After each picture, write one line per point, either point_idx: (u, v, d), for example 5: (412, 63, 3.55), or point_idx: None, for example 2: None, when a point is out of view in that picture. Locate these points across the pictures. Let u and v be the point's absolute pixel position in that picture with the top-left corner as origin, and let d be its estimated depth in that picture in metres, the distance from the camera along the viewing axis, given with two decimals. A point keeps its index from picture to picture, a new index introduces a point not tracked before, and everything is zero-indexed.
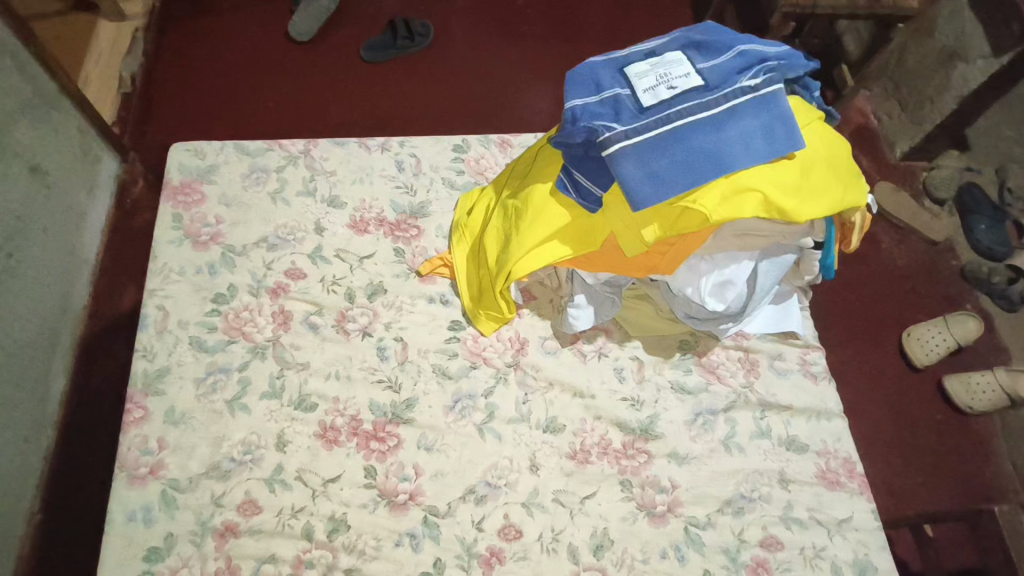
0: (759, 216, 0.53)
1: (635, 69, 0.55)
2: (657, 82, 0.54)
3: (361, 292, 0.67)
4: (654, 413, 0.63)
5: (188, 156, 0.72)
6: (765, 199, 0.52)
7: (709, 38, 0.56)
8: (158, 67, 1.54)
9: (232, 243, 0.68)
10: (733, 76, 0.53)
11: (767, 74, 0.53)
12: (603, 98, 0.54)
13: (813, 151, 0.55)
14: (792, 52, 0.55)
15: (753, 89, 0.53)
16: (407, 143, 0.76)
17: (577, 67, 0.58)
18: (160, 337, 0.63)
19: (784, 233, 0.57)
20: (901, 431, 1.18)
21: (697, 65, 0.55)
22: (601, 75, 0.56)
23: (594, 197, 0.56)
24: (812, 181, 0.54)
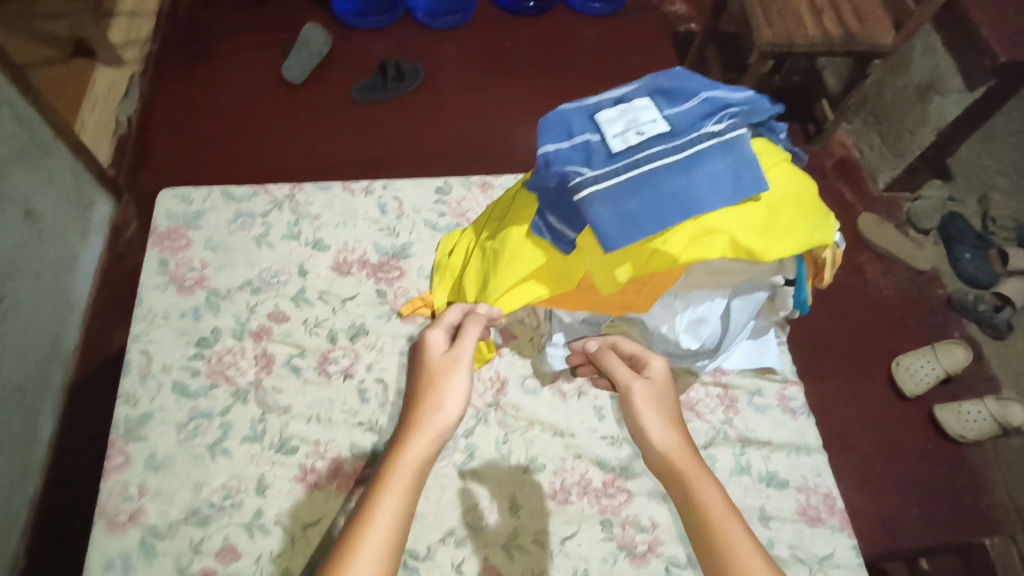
0: (728, 257, 0.54)
1: (604, 115, 0.57)
2: (626, 128, 0.56)
3: (343, 333, 0.67)
4: (633, 451, 0.63)
5: (177, 202, 0.73)
6: (734, 241, 0.53)
7: (677, 85, 0.58)
8: (153, 112, 1.62)
9: (216, 286, 0.69)
10: (699, 122, 0.55)
11: (731, 119, 0.55)
12: (575, 144, 0.56)
13: (779, 192, 0.56)
14: (754, 99, 0.58)
15: (717, 134, 0.55)
16: (390, 185, 0.77)
17: (550, 113, 0.60)
18: (143, 382, 0.63)
19: (754, 273, 0.58)
20: (893, 463, 1.28)
21: (664, 111, 0.56)
22: (573, 121, 0.58)
23: (568, 239, 0.57)
24: (779, 221, 0.55)
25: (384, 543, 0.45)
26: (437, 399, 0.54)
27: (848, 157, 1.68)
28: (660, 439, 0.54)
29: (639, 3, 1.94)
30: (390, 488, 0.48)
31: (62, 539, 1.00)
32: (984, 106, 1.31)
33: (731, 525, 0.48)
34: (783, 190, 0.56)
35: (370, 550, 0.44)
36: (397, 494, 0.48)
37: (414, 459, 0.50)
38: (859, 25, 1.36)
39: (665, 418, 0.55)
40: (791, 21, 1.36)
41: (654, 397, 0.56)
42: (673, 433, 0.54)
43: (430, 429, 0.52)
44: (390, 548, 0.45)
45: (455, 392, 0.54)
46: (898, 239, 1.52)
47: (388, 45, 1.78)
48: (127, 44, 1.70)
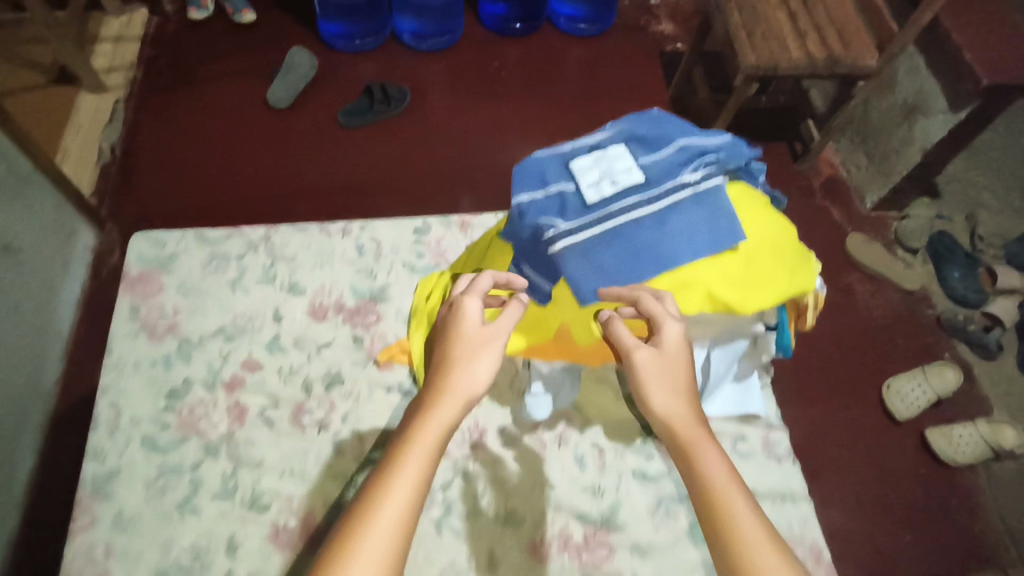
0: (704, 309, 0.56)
1: (579, 163, 0.60)
2: (601, 177, 0.59)
3: (317, 383, 0.72)
4: (615, 503, 0.68)
5: (149, 246, 0.78)
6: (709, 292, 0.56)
7: (651, 133, 0.61)
8: (137, 137, 1.60)
9: (187, 335, 0.74)
10: (676, 170, 0.58)
11: (706, 168, 0.58)
12: (550, 193, 0.60)
13: (754, 242, 0.57)
14: (732, 144, 0.61)
15: (693, 183, 0.57)
16: (367, 226, 0.82)
17: (529, 160, 0.63)
18: (112, 436, 0.68)
19: (731, 324, 0.61)
20: (885, 488, 1.28)
21: (640, 160, 0.60)
22: (550, 170, 0.61)
23: (544, 290, 0.62)
24: (754, 273, 0.56)
25: (399, 509, 0.48)
26: (462, 371, 0.56)
27: (836, 176, 1.67)
28: (668, 410, 0.52)
29: (626, 23, 1.95)
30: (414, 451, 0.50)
31: None
32: (968, 129, 1.31)
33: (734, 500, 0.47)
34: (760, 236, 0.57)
35: (386, 516, 0.47)
36: (420, 458, 0.50)
37: (438, 424, 0.52)
38: (843, 48, 1.36)
39: (674, 389, 0.53)
40: (775, 44, 1.36)
41: (662, 366, 0.53)
42: (681, 404, 0.52)
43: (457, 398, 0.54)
44: (406, 515, 0.47)
45: (483, 363, 0.56)
46: (888, 258, 1.52)
47: (374, 67, 1.78)
48: (109, 70, 1.70)
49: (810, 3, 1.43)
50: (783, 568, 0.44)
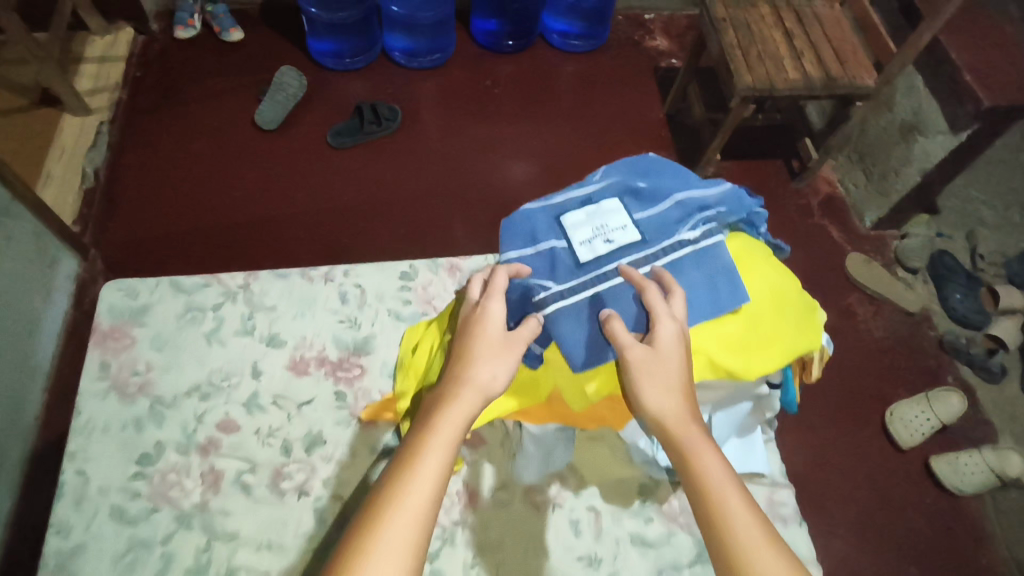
0: (709, 376, 0.65)
1: (571, 219, 0.73)
2: (594, 235, 0.72)
3: (297, 444, 0.77)
4: (612, 570, 0.72)
5: (120, 297, 0.83)
6: (713, 361, 0.64)
7: (645, 191, 0.73)
8: (122, 161, 1.57)
9: (159, 394, 0.78)
10: (673, 228, 0.70)
11: (706, 225, 0.70)
12: (539, 251, 0.73)
13: (758, 308, 0.65)
14: (728, 198, 0.72)
15: (692, 241, 0.69)
16: (351, 273, 0.89)
17: (523, 216, 0.76)
18: (77, 505, 0.71)
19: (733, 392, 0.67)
20: (890, 517, 1.25)
21: (633, 216, 0.72)
22: (543, 230, 0.74)
23: (536, 354, 0.69)
24: (759, 339, 0.64)
25: (430, 487, 0.54)
26: (482, 364, 0.63)
27: (834, 195, 1.65)
28: (660, 402, 0.60)
29: (620, 39, 1.93)
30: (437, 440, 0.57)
31: None
32: (969, 148, 1.29)
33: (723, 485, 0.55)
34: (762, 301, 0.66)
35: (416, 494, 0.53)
36: (443, 445, 0.57)
37: (458, 414, 0.59)
38: (840, 67, 1.35)
39: (665, 382, 0.60)
40: (771, 65, 1.35)
41: (652, 360, 0.61)
42: (672, 398, 0.59)
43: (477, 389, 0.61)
44: (433, 493, 0.54)
45: (498, 362, 0.63)
46: (888, 278, 1.49)
47: (365, 85, 1.75)
48: (94, 92, 1.65)
49: (806, 22, 1.43)
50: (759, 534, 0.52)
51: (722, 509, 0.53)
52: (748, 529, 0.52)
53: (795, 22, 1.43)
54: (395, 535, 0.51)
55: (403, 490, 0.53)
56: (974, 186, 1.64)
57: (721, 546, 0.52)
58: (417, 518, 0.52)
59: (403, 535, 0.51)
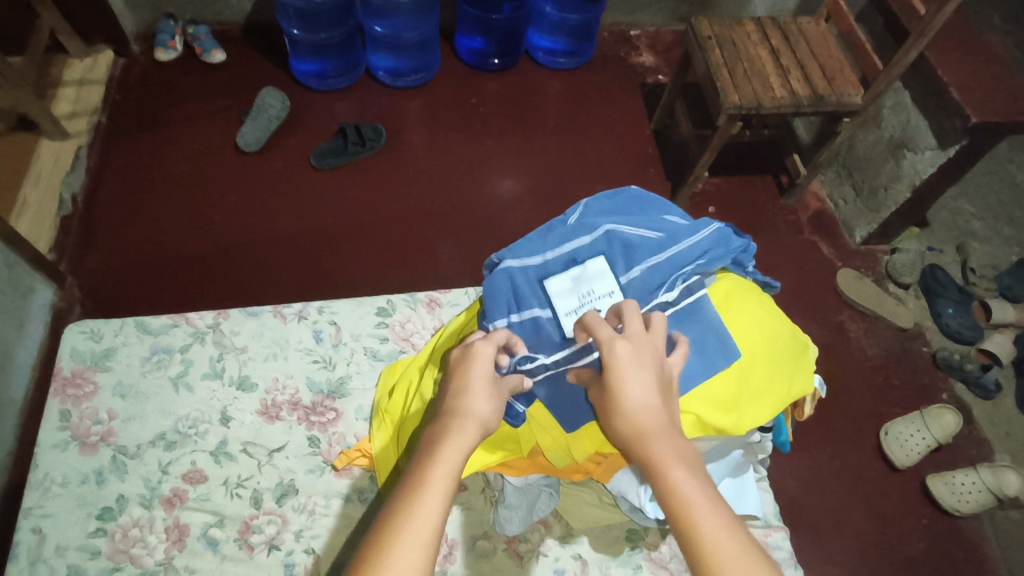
0: (699, 434, 0.68)
1: (556, 286, 0.76)
2: (578, 303, 0.74)
3: (269, 496, 0.79)
4: None
5: (82, 341, 0.85)
6: (703, 420, 0.67)
7: (631, 249, 0.76)
8: (100, 186, 1.54)
9: (122, 444, 0.80)
10: (654, 294, 0.73)
11: (686, 285, 0.73)
12: (524, 319, 0.75)
13: (750, 361, 0.70)
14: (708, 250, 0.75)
15: (669, 302, 0.73)
16: (327, 311, 0.93)
17: (501, 275, 0.77)
18: (32, 567, 0.72)
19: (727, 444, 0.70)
20: (888, 540, 1.23)
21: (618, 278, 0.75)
22: (528, 294, 0.75)
23: (520, 414, 0.73)
24: (750, 392, 0.68)
25: (437, 509, 0.52)
26: (478, 397, 0.63)
27: (822, 211, 1.65)
28: (640, 412, 0.58)
29: (605, 55, 1.92)
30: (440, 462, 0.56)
31: None
32: (958, 164, 1.28)
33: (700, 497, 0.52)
34: (752, 355, 0.70)
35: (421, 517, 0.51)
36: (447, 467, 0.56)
37: (459, 442, 0.58)
38: (827, 84, 1.34)
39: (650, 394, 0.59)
40: (757, 83, 1.34)
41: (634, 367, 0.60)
42: (656, 412, 0.58)
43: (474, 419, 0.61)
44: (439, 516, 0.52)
45: (492, 398, 0.63)
46: (879, 295, 1.48)
47: (350, 106, 1.73)
48: (72, 115, 1.61)
49: (792, 40, 1.43)
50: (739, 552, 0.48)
51: (700, 522, 0.50)
52: (732, 546, 0.48)
53: (780, 39, 1.42)
54: (407, 552, 0.48)
55: (412, 510, 0.51)
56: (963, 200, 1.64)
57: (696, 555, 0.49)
58: (421, 550, 0.49)
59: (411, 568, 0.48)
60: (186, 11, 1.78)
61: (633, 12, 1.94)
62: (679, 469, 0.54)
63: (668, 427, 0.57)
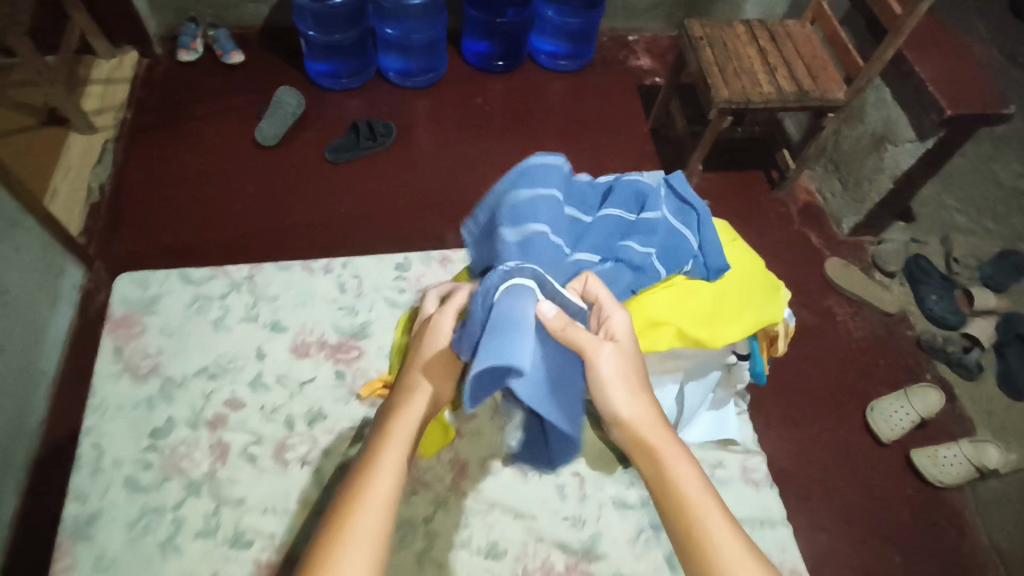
0: (677, 345, 0.73)
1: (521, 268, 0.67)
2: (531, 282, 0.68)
3: (301, 419, 0.81)
4: (596, 530, 0.78)
5: (132, 288, 0.89)
6: (681, 331, 0.72)
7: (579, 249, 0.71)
8: (126, 175, 1.63)
9: (168, 373, 0.83)
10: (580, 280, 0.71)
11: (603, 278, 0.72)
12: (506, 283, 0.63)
13: (725, 286, 0.76)
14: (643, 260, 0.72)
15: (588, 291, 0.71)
16: (349, 267, 0.95)
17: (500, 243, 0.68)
18: (93, 476, 0.74)
19: (704, 358, 0.76)
20: (872, 507, 1.29)
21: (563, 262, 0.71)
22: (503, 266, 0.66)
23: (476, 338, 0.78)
24: (726, 312, 0.74)
25: (390, 488, 0.57)
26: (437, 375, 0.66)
27: (812, 204, 1.72)
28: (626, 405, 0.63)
29: (604, 59, 2.02)
30: (394, 441, 0.60)
31: None
32: (936, 155, 1.36)
33: (702, 494, 0.59)
34: (727, 282, 0.76)
35: (378, 496, 0.55)
36: (399, 446, 0.60)
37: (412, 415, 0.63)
38: (811, 81, 1.43)
39: (634, 387, 0.64)
40: (747, 80, 1.42)
41: (620, 358, 0.64)
42: (641, 402, 0.63)
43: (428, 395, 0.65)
44: (393, 492, 0.56)
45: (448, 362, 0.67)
46: (865, 281, 1.55)
47: (361, 103, 1.82)
48: (99, 111, 1.70)
49: (779, 41, 1.52)
50: (720, 516, 0.58)
51: (692, 502, 0.58)
52: (716, 517, 0.57)
53: (768, 40, 1.51)
54: (366, 529, 0.53)
55: (367, 490, 0.55)
56: (948, 195, 1.71)
57: (683, 528, 0.58)
58: (381, 525, 0.54)
59: (368, 535, 0.53)
60: (206, 16, 1.87)
61: (631, 18, 2.03)
62: (673, 452, 0.61)
63: (650, 415, 0.63)
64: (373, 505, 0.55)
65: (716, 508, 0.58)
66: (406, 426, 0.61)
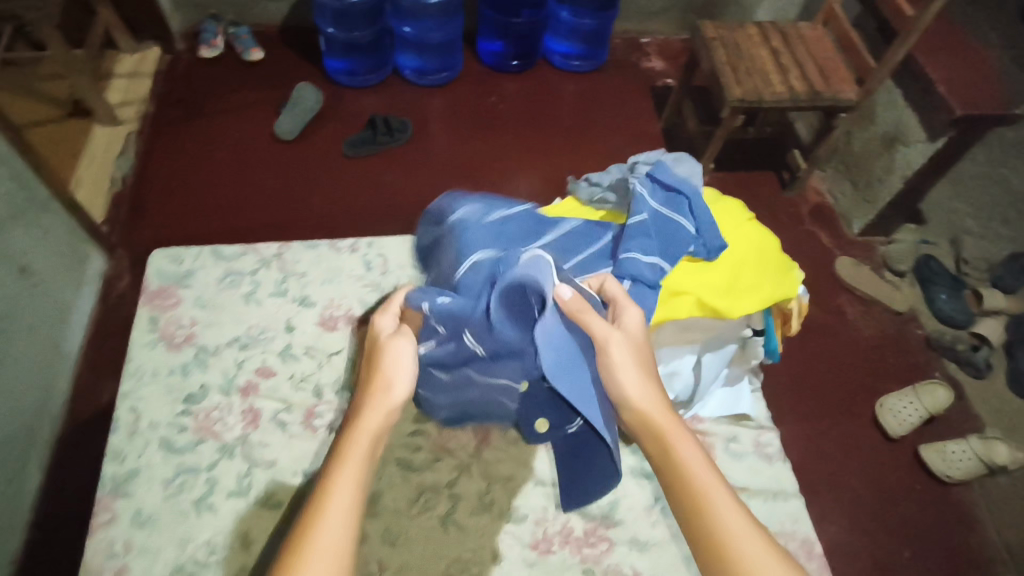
0: (697, 314, 0.76)
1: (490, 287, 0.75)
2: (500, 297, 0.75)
3: (327, 388, 0.92)
4: (613, 501, 0.87)
5: (168, 264, 1.01)
6: (701, 300, 0.75)
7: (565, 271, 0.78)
8: (149, 166, 1.66)
9: (203, 342, 0.94)
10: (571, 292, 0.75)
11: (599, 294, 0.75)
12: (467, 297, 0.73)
13: (741, 261, 0.79)
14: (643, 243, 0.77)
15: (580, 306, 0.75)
16: (375, 247, 1.07)
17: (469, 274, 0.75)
18: (132, 436, 0.85)
19: (722, 329, 0.79)
20: (881, 501, 1.30)
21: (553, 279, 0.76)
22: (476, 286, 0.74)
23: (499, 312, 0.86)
24: (743, 283, 0.77)
25: (348, 504, 0.58)
26: (399, 385, 0.67)
27: (823, 204, 1.74)
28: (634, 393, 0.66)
29: (617, 60, 2.04)
30: (348, 458, 0.61)
31: None
32: (946, 155, 1.38)
33: (707, 474, 0.61)
34: (742, 258, 0.79)
35: (336, 512, 0.58)
36: (355, 462, 0.61)
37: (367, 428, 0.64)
38: (823, 81, 1.45)
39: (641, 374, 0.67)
40: (759, 79, 1.44)
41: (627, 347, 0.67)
42: (649, 388, 0.66)
43: (383, 407, 0.66)
44: (351, 505, 0.58)
45: (399, 376, 0.68)
46: (875, 279, 1.57)
47: (377, 100, 1.86)
48: (123, 104, 1.75)
49: (791, 42, 1.54)
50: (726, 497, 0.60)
51: (699, 483, 0.60)
52: (722, 497, 0.60)
53: (780, 41, 1.54)
54: (327, 545, 0.56)
55: (325, 510, 0.57)
56: (958, 198, 1.73)
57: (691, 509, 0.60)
58: (343, 540, 0.57)
59: (334, 551, 0.56)
60: (228, 14, 1.91)
61: (645, 20, 2.06)
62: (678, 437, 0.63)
63: (655, 401, 0.66)
64: (330, 521, 0.57)
65: (722, 488, 0.60)
66: (361, 439, 0.63)
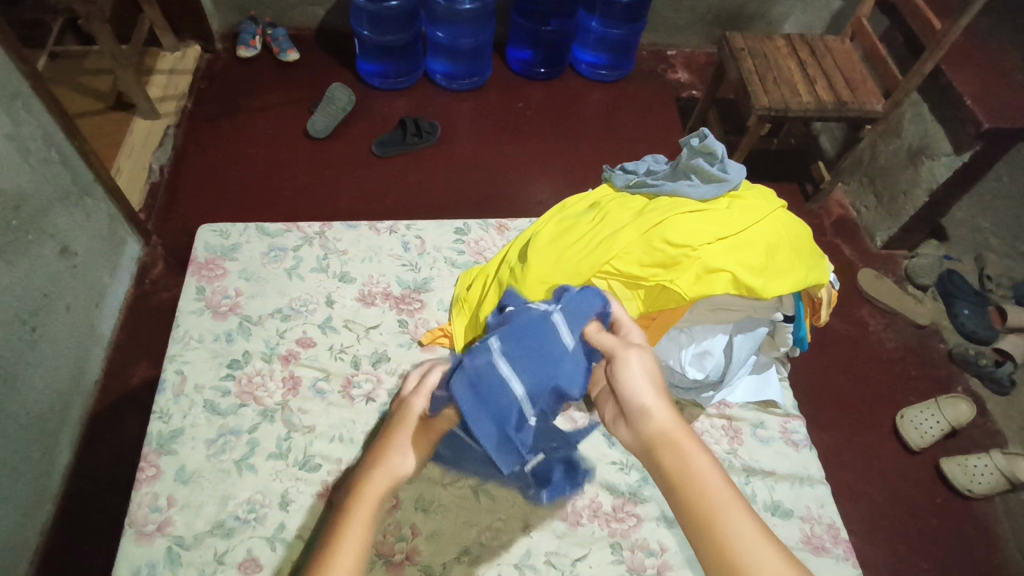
0: (732, 292, 0.77)
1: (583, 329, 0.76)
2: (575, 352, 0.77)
3: (366, 360, 0.97)
4: (638, 479, 0.90)
5: (214, 238, 1.07)
6: (736, 279, 0.77)
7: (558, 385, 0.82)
8: (187, 157, 1.72)
9: (246, 313, 0.99)
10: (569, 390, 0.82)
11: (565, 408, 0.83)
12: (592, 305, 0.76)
13: (777, 244, 0.80)
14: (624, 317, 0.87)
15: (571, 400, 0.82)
16: (413, 230, 1.13)
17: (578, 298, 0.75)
18: (176, 396, 0.89)
19: (754, 308, 0.82)
20: (901, 513, 1.29)
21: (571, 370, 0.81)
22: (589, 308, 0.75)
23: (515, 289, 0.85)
24: (776, 266, 0.79)
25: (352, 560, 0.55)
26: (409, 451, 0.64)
27: (845, 216, 1.76)
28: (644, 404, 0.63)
29: (643, 71, 2.08)
30: (355, 515, 0.58)
31: (75, 556, 1.13)
32: (972, 169, 1.38)
33: (719, 486, 0.56)
34: (778, 240, 0.80)
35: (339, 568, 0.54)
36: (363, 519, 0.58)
37: (374, 482, 0.60)
38: (850, 93, 1.47)
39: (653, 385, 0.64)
40: (786, 90, 1.46)
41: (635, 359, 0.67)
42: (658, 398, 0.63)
43: (388, 468, 0.62)
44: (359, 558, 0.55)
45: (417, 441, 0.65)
46: (898, 292, 1.57)
47: (408, 102, 1.90)
48: (163, 99, 1.80)
49: (819, 54, 1.56)
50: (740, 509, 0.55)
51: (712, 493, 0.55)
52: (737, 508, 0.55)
53: (808, 54, 1.56)
54: None
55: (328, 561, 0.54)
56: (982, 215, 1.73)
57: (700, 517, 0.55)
58: None
59: None
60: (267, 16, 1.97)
61: (672, 33, 2.09)
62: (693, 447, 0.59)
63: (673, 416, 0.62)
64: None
65: (737, 501, 0.55)
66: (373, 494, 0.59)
